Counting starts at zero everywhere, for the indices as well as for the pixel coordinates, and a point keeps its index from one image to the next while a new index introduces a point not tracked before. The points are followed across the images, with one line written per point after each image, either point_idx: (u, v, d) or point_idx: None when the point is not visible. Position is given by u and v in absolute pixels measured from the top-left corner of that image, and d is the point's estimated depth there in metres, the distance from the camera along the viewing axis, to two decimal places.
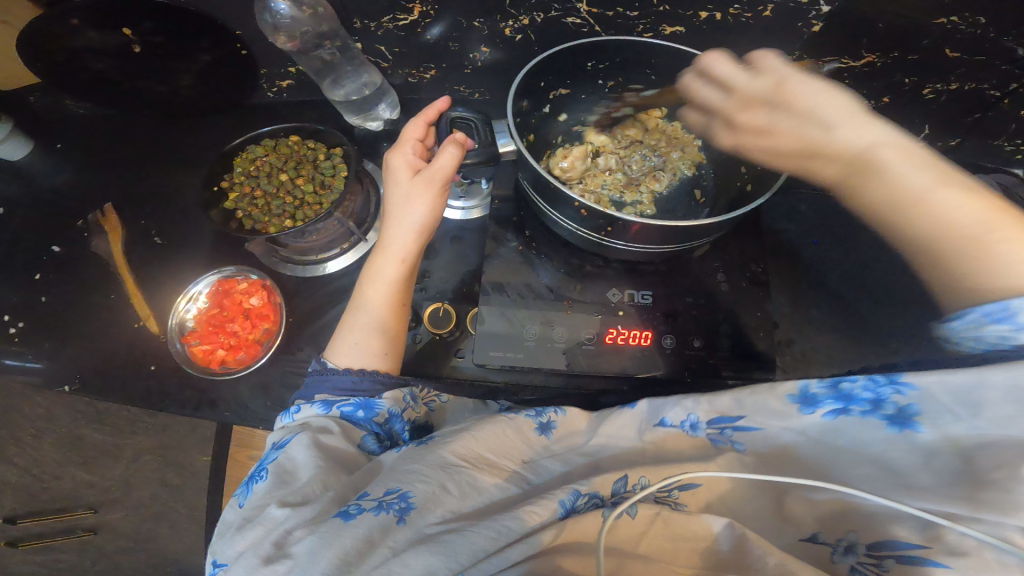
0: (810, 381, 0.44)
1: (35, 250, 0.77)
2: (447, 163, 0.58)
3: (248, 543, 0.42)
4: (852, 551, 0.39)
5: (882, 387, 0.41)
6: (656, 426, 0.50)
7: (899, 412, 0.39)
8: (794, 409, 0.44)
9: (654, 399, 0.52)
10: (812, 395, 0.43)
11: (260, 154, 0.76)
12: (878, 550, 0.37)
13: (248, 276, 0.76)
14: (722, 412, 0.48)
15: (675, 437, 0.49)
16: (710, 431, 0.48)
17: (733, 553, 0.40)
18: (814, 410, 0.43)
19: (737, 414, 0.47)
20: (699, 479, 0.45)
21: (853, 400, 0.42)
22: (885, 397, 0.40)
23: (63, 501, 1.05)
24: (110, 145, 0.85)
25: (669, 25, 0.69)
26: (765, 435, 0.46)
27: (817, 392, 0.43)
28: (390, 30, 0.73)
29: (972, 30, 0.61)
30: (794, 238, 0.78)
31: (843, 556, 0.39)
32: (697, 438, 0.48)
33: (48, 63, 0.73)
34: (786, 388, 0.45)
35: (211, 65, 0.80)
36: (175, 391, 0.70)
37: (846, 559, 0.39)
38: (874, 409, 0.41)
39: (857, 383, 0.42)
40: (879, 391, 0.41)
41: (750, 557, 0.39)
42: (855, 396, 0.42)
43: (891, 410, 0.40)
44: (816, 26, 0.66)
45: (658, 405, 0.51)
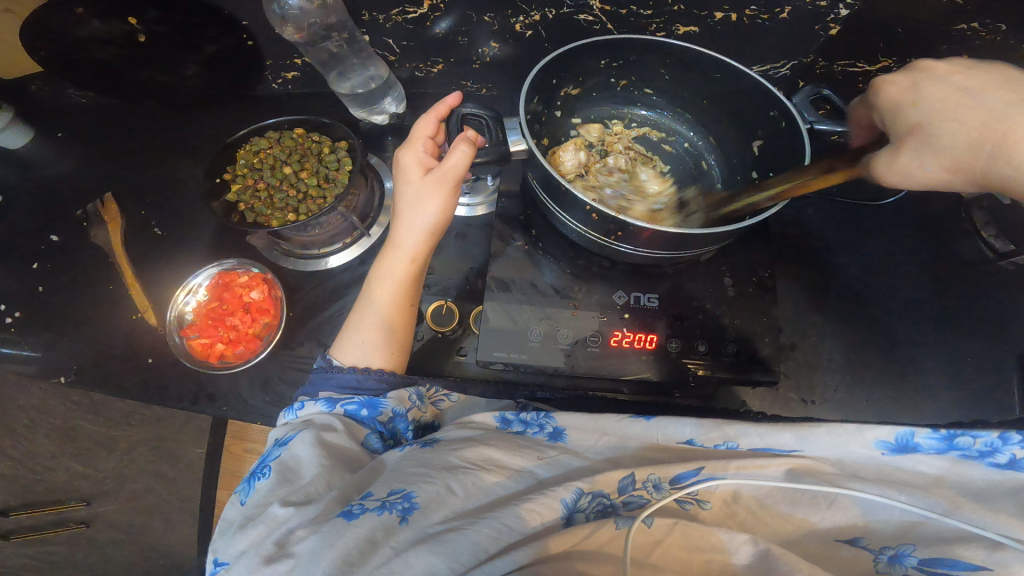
0: (916, 429, 0.43)
1: (33, 239, 0.76)
2: (459, 162, 0.57)
3: (250, 542, 0.41)
4: (900, 561, 0.39)
5: (1008, 440, 0.40)
6: (680, 440, 0.49)
7: (1012, 461, 0.39)
8: (878, 452, 0.43)
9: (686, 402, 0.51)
10: (912, 444, 0.43)
11: (264, 146, 0.74)
12: (931, 565, 0.38)
13: (250, 269, 0.75)
14: (768, 446, 0.46)
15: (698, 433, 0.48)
16: (755, 440, 0.48)
17: (755, 565, 0.40)
18: (910, 456, 0.43)
19: (794, 448, 0.45)
20: (726, 474, 0.44)
21: (959, 447, 0.41)
22: (1003, 449, 0.40)
23: (57, 492, 1.04)
24: (110, 134, 0.83)
25: (682, 25, 0.68)
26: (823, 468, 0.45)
27: (920, 442, 0.42)
28: (399, 23, 0.72)
29: (992, 37, 0.61)
30: (801, 242, 0.77)
31: (891, 565, 0.39)
32: (738, 443, 0.48)
33: (49, 49, 0.72)
34: (878, 433, 0.43)
35: (215, 55, 0.78)
36: (173, 385, 0.70)
37: (894, 569, 0.39)
38: (981, 456, 0.40)
39: (978, 438, 0.40)
40: (998, 445, 0.40)
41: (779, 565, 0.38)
42: (967, 444, 0.41)
43: (1001, 458, 0.40)
44: (833, 30, 0.65)
45: (691, 408, 0.51)
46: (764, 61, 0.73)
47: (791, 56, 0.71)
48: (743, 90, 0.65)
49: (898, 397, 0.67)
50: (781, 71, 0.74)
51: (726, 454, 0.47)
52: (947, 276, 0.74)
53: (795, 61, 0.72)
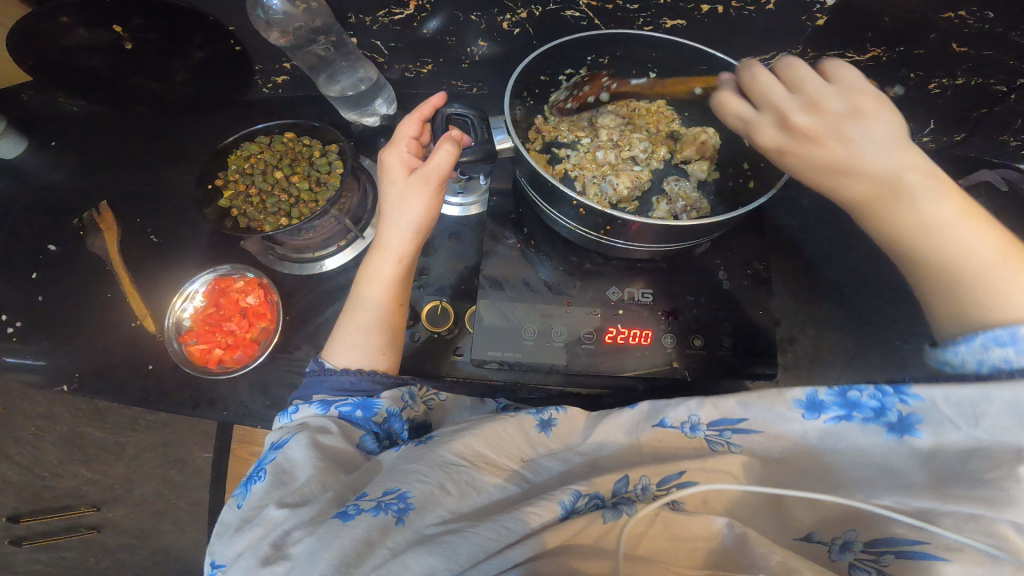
0: (817, 387, 0.42)
1: (30, 249, 0.77)
2: (444, 161, 0.57)
3: (246, 544, 0.41)
4: (848, 549, 0.39)
5: (887, 395, 0.40)
6: (651, 427, 0.47)
7: (900, 421, 0.39)
8: (798, 415, 0.42)
9: (650, 402, 0.49)
10: (818, 401, 0.42)
11: (254, 151, 0.75)
12: (875, 547, 0.38)
13: (245, 274, 0.75)
14: (724, 415, 0.45)
15: (670, 432, 0.47)
16: (709, 433, 0.46)
17: (736, 551, 0.40)
18: (818, 417, 0.42)
19: (739, 416, 0.44)
20: (698, 476, 0.44)
21: (857, 408, 0.41)
22: (890, 405, 0.40)
23: (66, 499, 1.05)
24: (104, 143, 0.84)
25: (669, 19, 0.68)
26: (764, 438, 0.44)
27: (824, 398, 0.42)
28: (386, 25, 0.72)
29: (980, 25, 0.60)
30: (796, 234, 0.77)
31: (841, 553, 0.40)
32: (694, 438, 0.46)
33: (40, 59, 0.72)
34: (793, 392, 0.43)
35: (205, 61, 0.78)
36: (173, 391, 0.70)
37: (844, 557, 0.39)
38: (877, 417, 0.40)
39: (863, 391, 0.41)
40: (883, 401, 0.40)
41: (752, 557, 0.39)
42: (859, 404, 0.41)
43: (892, 418, 0.39)
44: (819, 21, 0.65)
45: (655, 407, 0.48)
46: (754, 54, 0.72)
47: (783, 48, 0.70)
48: None
49: None
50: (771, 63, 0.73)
51: (699, 454, 0.46)
52: None
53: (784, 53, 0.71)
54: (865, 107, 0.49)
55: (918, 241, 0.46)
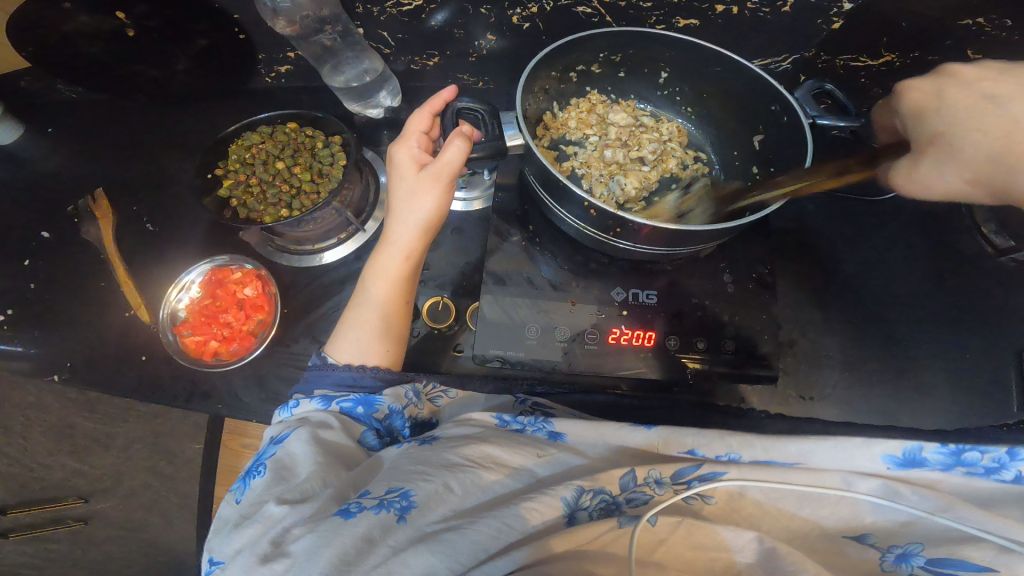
0: (923, 445, 0.44)
1: (22, 236, 0.75)
2: (455, 157, 0.56)
3: (246, 541, 0.40)
4: (906, 561, 0.39)
5: (1010, 458, 0.42)
6: (684, 443, 0.48)
7: (1018, 477, 0.41)
8: (887, 467, 0.43)
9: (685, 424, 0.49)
10: (922, 458, 0.43)
11: (256, 140, 0.73)
12: (938, 566, 0.37)
13: (243, 266, 0.74)
14: (773, 458, 0.45)
15: (707, 445, 0.47)
16: (752, 463, 0.46)
17: (761, 565, 0.39)
18: (918, 470, 0.43)
19: (795, 461, 0.45)
20: (727, 470, 0.45)
21: (967, 464, 0.43)
22: (1009, 465, 0.41)
23: (53, 490, 1.03)
24: (101, 129, 0.82)
25: (682, 18, 0.67)
26: None
27: (931, 455, 0.43)
28: (394, 16, 0.71)
29: (999, 32, 0.59)
30: (800, 238, 0.77)
31: (896, 564, 0.39)
32: (734, 465, 0.46)
33: (37, 43, 0.70)
34: (889, 446, 0.44)
35: (207, 49, 0.77)
36: (168, 383, 0.69)
37: (900, 567, 0.38)
38: (989, 473, 0.42)
39: (985, 453, 0.42)
40: (1004, 463, 0.42)
41: (782, 563, 0.38)
42: (973, 462, 0.42)
43: (1004, 475, 0.42)
44: (834, 24, 0.64)
45: (682, 434, 0.48)
46: (764, 56, 0.72)
47: (793, 51, 0.70)
48: (743, 83, 0.65)
49: (897, 393, 0.67)
50: (781, 66, 0.74)
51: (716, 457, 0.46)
52: (947, 271, 0.74)
53: (797, 55, 0.71)
54: (993, 86, 0.48)
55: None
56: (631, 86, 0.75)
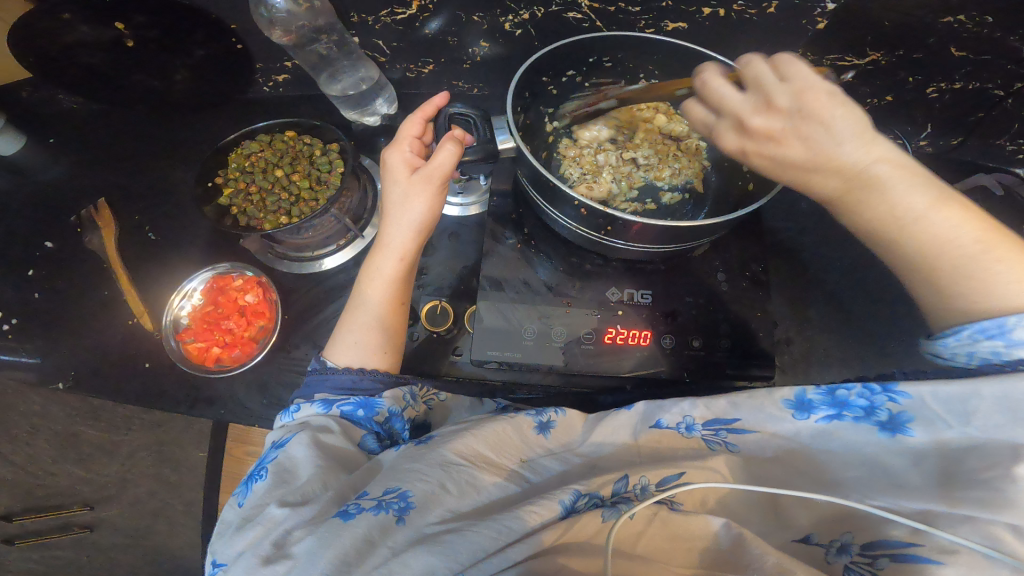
0: (807, 388, 0.45)
1: (27, 246, 0.76)
2: (447, 161, 0.57)
3: (248, 543, 0.41)
4: (846, 552, 0.39)
5: (877, 394, 0.42)
6: (649, 429, 0.49)
7: (891, 419, 0.41)
8: (788, 415, 0.44)
9: (647, 403, 0.51)
10: (807, 401, 0.44)
11: (255, 149, 0.75)
12: (871, 550, 0.37)
13: (244, 272, 0.75)
14: (718, 415, 0.47)
15: (669, 437, 0.48)
16: (705, 433, 0.48)
17: (732, 551, 0.40)
18: (808, 416, 0.44)
19: (733, 416, 0.47)
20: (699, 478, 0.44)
21: (847, 407, 0.43)
22: (879, 404, 0.41)
23: (59, 498, 1.04)
24: (104, 140, 0.84)
25: (671, 21, 0.68)
26: (760, 437, 0.46)
27: (813, 397, 0.44)
28: (388, 24, 0.72)
29: (979, 30, 0.61)
30: (794, 236, 0.77)
31: (837, 556, 0.39)
32: (692, 438, 0.48)
33: (40, 56, 0.72)
34: (783, 392, 0.45)
35: (206, 59, 0.78)
36: (170, 389, 0.70)
37: (841, 559, 0.39)
38: (867, 416, 0.42)
39: (852, 390, 0.43)
40: (873, 399, 0.42)
41: (749, 557, 0.38)
42: (849, 402, 0.43)
43: (882, 417, 0.41)
44: (820, 25, 0.65)
45: (651, 409, 0.50)
46: (753, 56, 0.72)
47: (782, 52, 0.71)
48: None
49: None
50: None
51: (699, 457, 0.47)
52: None
53: (784, 56, 0.72)
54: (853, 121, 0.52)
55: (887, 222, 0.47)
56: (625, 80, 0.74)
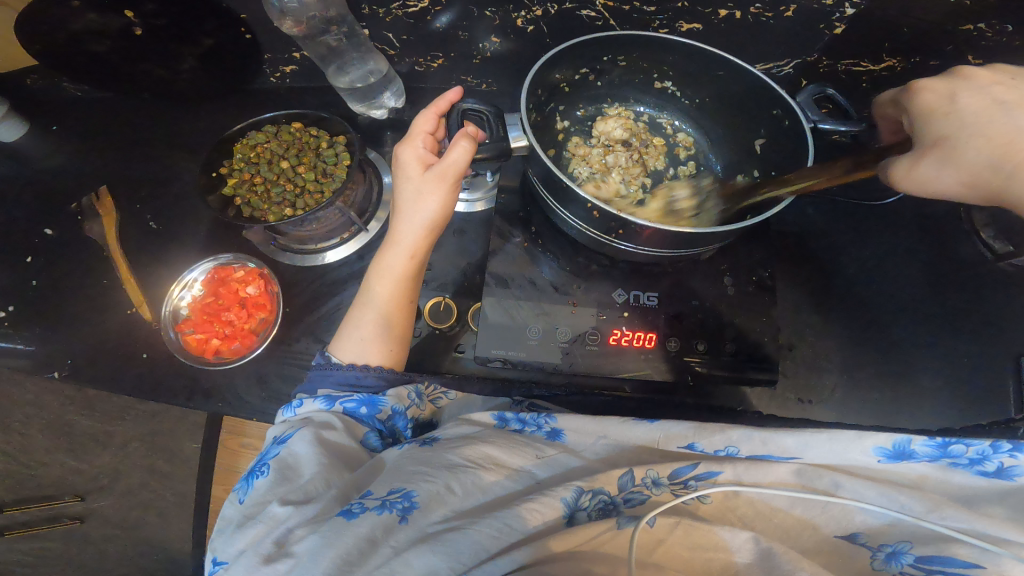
0: (913, 437, 0.43)
1: (26, 233, 0.75)
2: (459, 158, 0.56)
3: (249, 540, 0.40)
4: (896, 559, 0.40)
5: (996, 450, 0.41)
6: (683, 449, 0.49)
7: (999, 470, 0.41)
8: (875, 458, 0.44)
9: (682, 423, 0.50)
10: (908, 450, 0.43)
11: (261, 140, 0.74)
12: (926, 563, 0.38)
13: (246, 264, 0.74)
14: (769, 451, 0.46)
15: (711, 446, 0.48)
16: (745, 463, 0.47)
17: (758, 564, 0.40)
18: (905, 462, 0.43)
19: (790, 456, 0.46)
20: (723, 469, 0.45)
21: (953, 456, 0.43)
22: (992, 456, 0.41)
23: (50, 488, 1.03)
24: (107, 127, 0.82)
25: (686, 22, 0.68)
26: (818, 474, 0.45)
27: (917, 448, 0.43)
28: (399, 17, 0.72)
29: (998, 38, 0.61)
30: (800, 242, 0.77)
31: (886, 563, 0.40)
32: (727, 467, 0.47)
33: (45, 41, 0.71)
34: (876, 439, 0.44)
35: (213, 48, 0.77)
36: (168, 381, 0.69)
37: (890, 568, 0.40)
38: (971, 464, 0.42)
39: (969, 447, 0.42)
40: (988, 453, 0.42)
41: None
42: (955, 452, 0.43)
43: (989, 467, 0.41)
44: (837, 29, 0.65)
45: (685, 430, 0.49)
46: (766, 60, 0.72)
47: (796, 56, 0.71)
48: (745, 89, 0.65)
49: (895, 397, 0.67)
50: (783, 70, 0.74)
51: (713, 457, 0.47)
52: (945, 273, 0.74)
53: (798, 60, 0.71)
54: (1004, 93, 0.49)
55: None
56: (641, 78, 0.73)
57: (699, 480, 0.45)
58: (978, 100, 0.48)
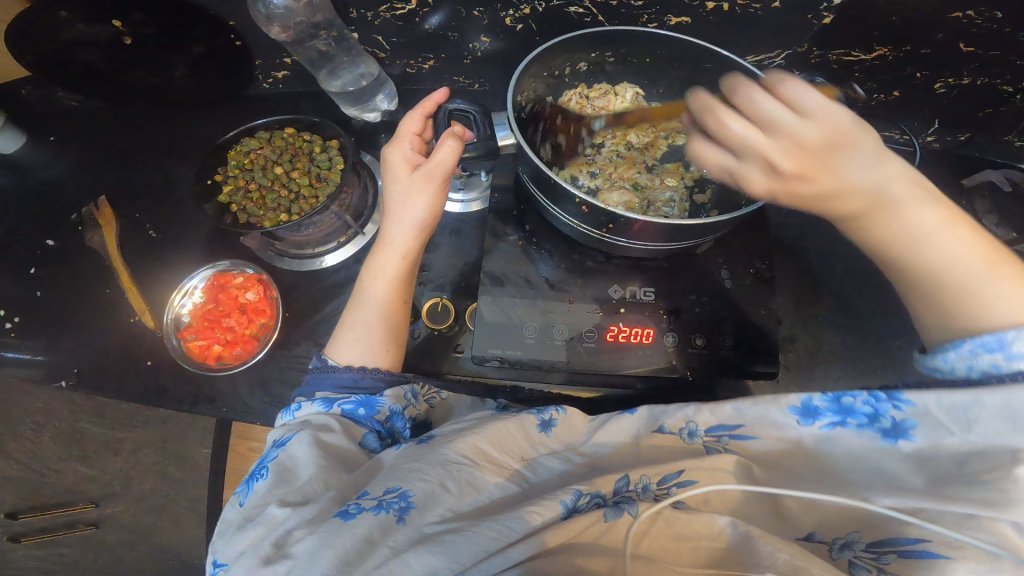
0: (813, 394, 0.45)
1: (29, 244, 0.76)
2: (447, 157, 0.56)
3: (249, 543, 0.41)
4: (848, 548, 0.39)
5: (882, 401, 0.42)
6: (653, 432, 0.50)
7: (896, 425, 0.41)
8: (793, 421, 0.45)
9: (650, 408, 0.52)
10: (814, 407, 0.44)
11: (254, 146, 0.74)
12: (879, 547, 0.38)
13: (245, 270, 0.75)
14: (720, 421, 0.48)
15: (671, 442, 0.49)
16: (707, 439, 0.48)
17: (739, 548, 0.40)
18: (813, 422, 0.44)
19: (737, 422, 0.48)
20: (698, 476, 0.44)
21: (852, 414, 0.43)
22: (884, 411, 0.42)
23: (64, 495, 1.05)
24: (103, 138, 0.83)
25: (674, 16, 0.67)
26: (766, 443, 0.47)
27: (819, 404, 0.44)
28: (388, 20, 0.72)
29: (988, 25, 0.60)
30: (797, 233, 0.76)
31: (840, 553, 0.39)
32: (692, 443, 0.48)
33: (38, 54, 0.71)
34: (789, 398, 0.45)
35: (205, 56, 0.78)
36: (173, 387, 0.70)
37: (844, 555, 0.39)
38: (872, 423, 0.42)
39: (858, 397, 0.43)
40: (878, 407, 0.43)
41: (755, 557, 0.38)
42: (855, 410, 0.43)
43: (887, 424, 0.42)
44: (826, 19, 0.64)
45: (655, 414, 0.51)
46: (757, 52, 0.72)
47: (786, 46, 0.70)
48: None
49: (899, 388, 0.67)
50: (774, 61, 0.73)
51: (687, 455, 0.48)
52: None
53: (790, 51, 0.71)
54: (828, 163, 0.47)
55: (901, 246, 0.47)
56: (638, 76, 0.73)
57: (679, 487, 0.44)
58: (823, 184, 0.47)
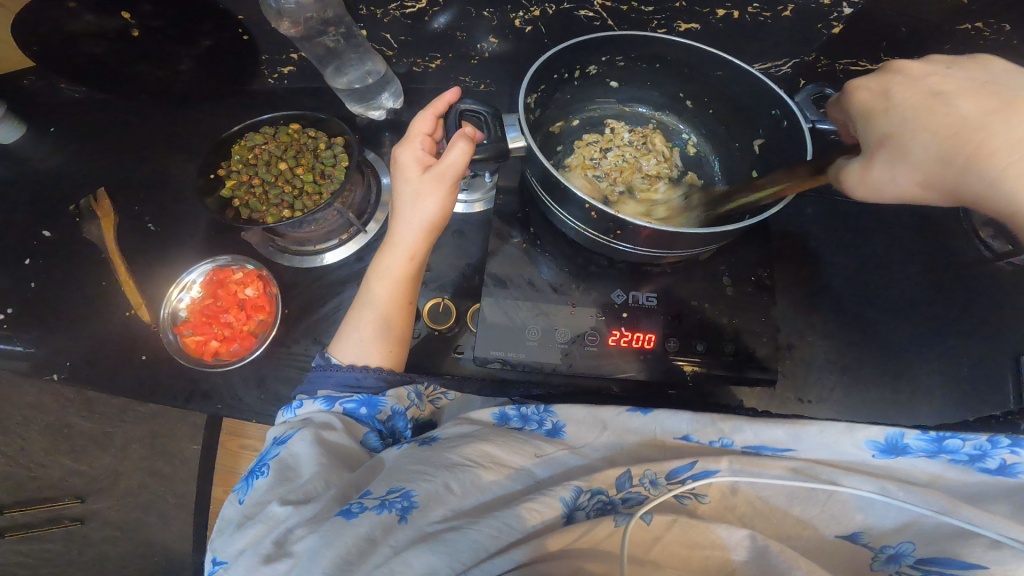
0: (908, 431, 0.42)
1: (25, 234, 0.75)
2: (458, 159, 0.56)
3: (249, 541, 0.40)
4: (897, 560, 0.41)
5: (996, 446, 0.40)
6: (678, 439, 0.48)
7: (1002, 467, 0.39)
8: (869, 454, 0.43)
9: (682, 409, 0.50)
10: (901, 445, 0.42)
11: (259, 141, 0.74)
12: (928, 564, 0.39)
13: (245, 266, 0.74)
14: (763, 443, 0.45)
15: (705, 442, 0.48)
16: (740, 453, 0.46)
17: (755, 563, 0.41)
18: (897, 456, 0.42)
19: (786, 447, 0.45)
20: (719, 468, 0.44)
21: (951, 451, 0.41)
22: (992, 454, 0.39)
23: (50, 490, 1.03)
24: (103, 129, 0.82)
25: (684, 22, 0.68)
26: None
27: (911, 442, 0.42)
28: (397, 18, 0.72)
29: (995, 37, 0.61)
30: (798, 241, 0.77)
31: (885, 564, 0.41)
32: (726, 453, 0.47)
33: (42, 43, 0.71)
34: (869, 433, 0.43)
35: (210, 50, 0.77)
36: (168, 383, 0.69)
37: (888, 568, 0.41)
38: (971, 461, 0.40)
39: (968, 440, 0.40)
40: (987, 449, 0.40)
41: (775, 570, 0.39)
42: (954, 449, 0.41)
43: (992, 465, 0.39)
44: (835, 29, 0.65)
45: (682, 419, 0.49)
46: (765, 59, 0.72)
47: (793, 55, 0.71)
48: (743, 89, 0.65)
49: (896, 396, 0.67)
50: (781, 69, 0.74)
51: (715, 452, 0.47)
52: (944, 272, 0.74)
53: (797, 59, 0.71)
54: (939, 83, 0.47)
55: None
56: (646, 81, 0.74)
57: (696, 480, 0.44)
58: (912, 96, 0.46)
